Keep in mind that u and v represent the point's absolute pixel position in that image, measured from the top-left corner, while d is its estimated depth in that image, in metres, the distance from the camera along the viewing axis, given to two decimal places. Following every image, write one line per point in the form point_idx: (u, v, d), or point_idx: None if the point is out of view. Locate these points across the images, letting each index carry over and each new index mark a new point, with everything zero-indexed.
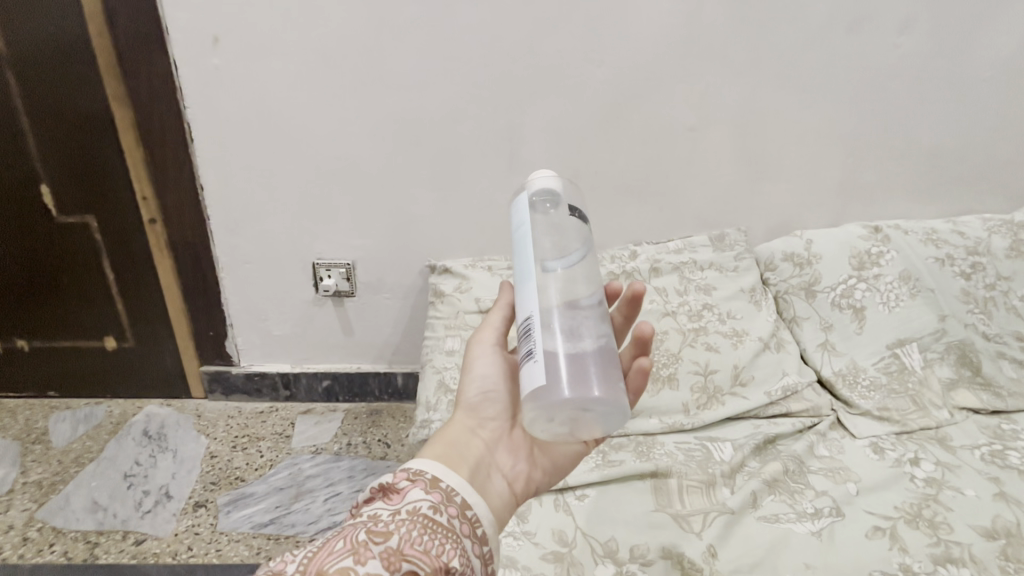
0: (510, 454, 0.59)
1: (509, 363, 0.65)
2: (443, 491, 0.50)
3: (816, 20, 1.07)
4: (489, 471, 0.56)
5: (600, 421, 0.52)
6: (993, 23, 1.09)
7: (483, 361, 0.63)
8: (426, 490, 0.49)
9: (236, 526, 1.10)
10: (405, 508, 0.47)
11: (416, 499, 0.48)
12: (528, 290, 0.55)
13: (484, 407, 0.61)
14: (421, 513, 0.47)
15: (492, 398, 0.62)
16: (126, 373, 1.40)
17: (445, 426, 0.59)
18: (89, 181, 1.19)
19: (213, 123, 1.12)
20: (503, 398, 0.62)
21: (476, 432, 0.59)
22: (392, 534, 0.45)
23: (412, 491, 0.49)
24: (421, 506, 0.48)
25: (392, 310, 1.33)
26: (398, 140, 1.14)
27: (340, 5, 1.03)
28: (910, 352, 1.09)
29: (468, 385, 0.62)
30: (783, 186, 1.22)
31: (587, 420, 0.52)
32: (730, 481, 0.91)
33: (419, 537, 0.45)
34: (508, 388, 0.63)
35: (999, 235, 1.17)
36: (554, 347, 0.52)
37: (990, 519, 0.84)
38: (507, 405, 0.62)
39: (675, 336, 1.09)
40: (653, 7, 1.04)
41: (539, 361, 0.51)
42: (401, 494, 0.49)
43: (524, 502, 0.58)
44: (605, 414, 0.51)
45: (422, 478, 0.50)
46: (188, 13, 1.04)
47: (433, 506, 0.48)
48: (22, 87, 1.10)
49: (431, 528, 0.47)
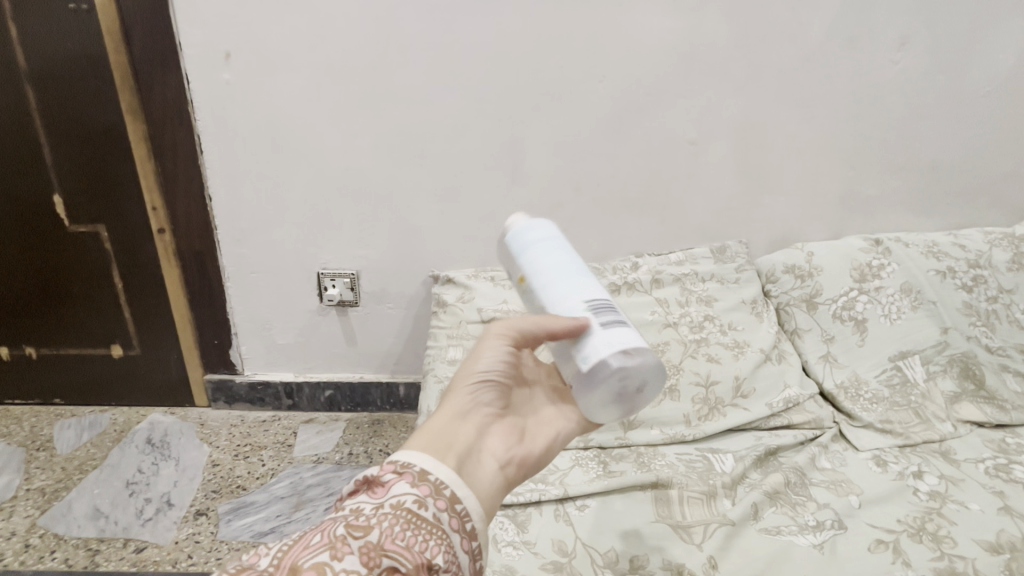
0: (503, 438, 0.59)
1: (517, 354, 0.63)
2: (432, 484, 0.50)
3: (815, 36, 1.08)
4: (480, 454, 0.57)
5: (616, 403, 0.59)
6: (991, 39, 1.10)
7: (490, 347, 0.61)
8: (413, 483, 0.49)
9: (236, 535, 1.09)
10: (388, 502, 0.48)
11: (399, 492, 0.48)
12: (584, 279, 0.60)
13: (482, 392, 0.60)
14: (404, 507, 0.48)
15: (491, 383, 0.61)
16: (131, 382, 1.41)
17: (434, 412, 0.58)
18: (100, 192, 1.21)
19: (223, 136, 1.15)
20: (500, 384, 0.61)
21: (469, 416, 0.58)
22: (372, 529, 0.45)
23: (398, 485, 0.49)
24: (405, 500, 0.48)
25: (395, 319, 1.34)
26: (403, 153, 1.16)
27: (348, 22, 1.06)
28: (912, 364, 1.09)
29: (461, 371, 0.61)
30: (784, 200, 1.22)
31: (632, 397, 0.58)
32: (731, 493, 0.90)
33: (400, 533, 0.46)
34: (506, 377, 0.62)
35: (1000, 248, 1.18)
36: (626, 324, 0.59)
37: (994, 534, 0.83)
38: (503, 393, 0.62)
39: (676, 347, 1.09)
40: (655, 24, 1.07)
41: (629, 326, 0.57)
42: (385, 488, 0.49)
43: (513, 487, 0.58)
44: (643, 394, 0.59)
45: (409, 470, 0.50)
46: (201, 29, 1.07)
47: (417, 499, 0.48)
48: (39, 101, 1.14)
49: (414, 523, 0.47)
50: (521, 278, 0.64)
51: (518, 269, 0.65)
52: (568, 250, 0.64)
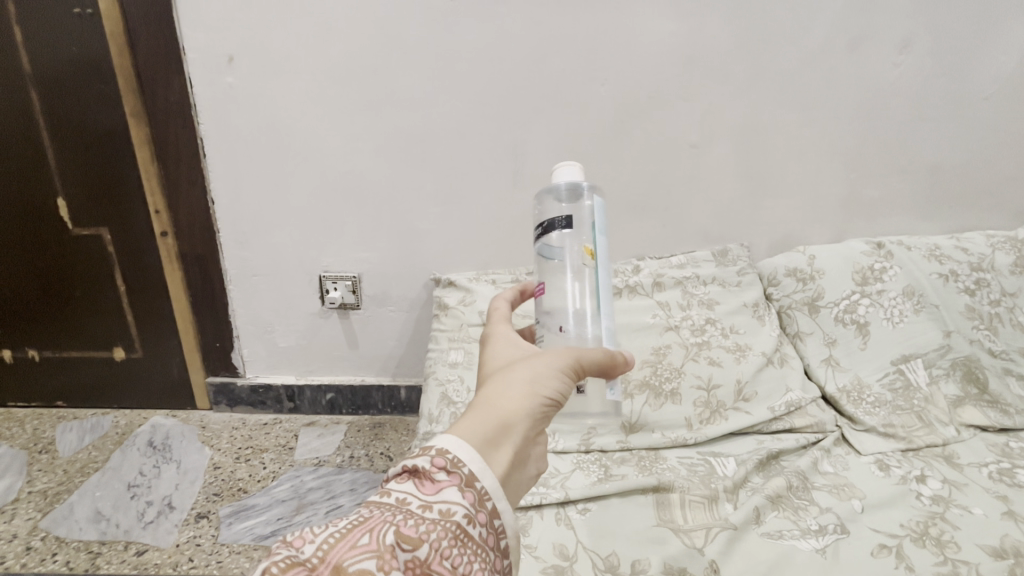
0: (543, 445, 0.56)
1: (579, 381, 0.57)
2: (477, 493, 0.46)
3: (816, 40, 1.09)
4: (525, 464, 0.53)
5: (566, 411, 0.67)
6: (992, 42, 1.10)
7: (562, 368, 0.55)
8: (461, 490, 0.46)
9: (237, 538, 1.08)
10: (438, 508, 0.44)
11: (450, 500, 0.45)
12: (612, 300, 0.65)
13: (546, 408, 0.54)
14: (454, 520, 0.44)
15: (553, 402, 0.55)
16: (133, 384, 1.42)
17: (499, 399, 0.52)
18: (103, 196, 1.21)
19: (225, 139, 1.15)
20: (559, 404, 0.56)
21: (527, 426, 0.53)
22: (421, 543, 0.42)
23: (448, 489, 0.45)
24: (455, 512, 0.45)
25: (397, 322, 1.34)
26: (405, 156, 1.17)
27: (351, 26, 1.07)
28: (915, 368, 1.09)
29: (537, 369, 0.54)
30: (785, 203, 1.22)
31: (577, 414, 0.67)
32: (732, 497, 0.90)
33: (448, 550, 0.43)
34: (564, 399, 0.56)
35: (1003, 251, 1.18)
36: None
37: (999, 538, 0.82)
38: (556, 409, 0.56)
39: (677, 350, 1.09)
40: (656, 28, 1.07)
41: None
42: (436, 488, 0.45)
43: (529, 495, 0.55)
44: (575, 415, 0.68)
45: (459, 471, 0.46)
46: (205, 33, 1.07)
47: (466, 513, 0.45)
48: (43, 105, 1.14)
49: (461, 541, 0.44)
50: (588, 251, 0.62)
51: (582, 238, 0.62)
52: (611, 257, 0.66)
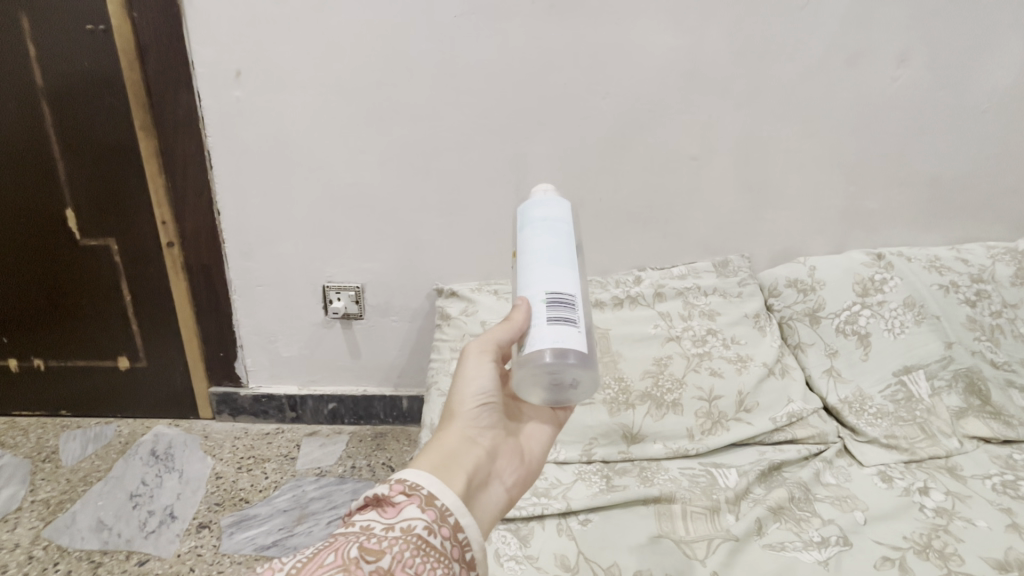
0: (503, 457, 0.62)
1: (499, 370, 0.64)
2: (437, 510, 0.50)
3: (815, 54, 1.10)
4: (485, 475, 0.58)
5: (553, 393, 0.60)
6: (990, 56, 1.12)
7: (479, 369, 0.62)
8: (421, 507, 0.50)
9: (237, 548, 1.09)
10: (398, 524, 0.48)
11: (410, 516, 0.49)
12: (556, 270, 0.60)
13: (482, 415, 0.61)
14: (415, 532, 0.48)
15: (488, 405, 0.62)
16: (137, 394, 1.42)
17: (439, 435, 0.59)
18: (110, 207, 1.23)
19: (232, 152, 1.17)
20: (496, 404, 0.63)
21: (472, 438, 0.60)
22: (384, 553, 0.45)
23: (408, 507, 0.49)
24: (415, 525, 0.48)
25: (399, 332, 1.34)
26: (408, 168, 1.18)
27: (356, 41, 1.08)
28: (917, 379, 1.09)
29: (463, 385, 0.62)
30: (786, 215, 1.23)
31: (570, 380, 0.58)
32: (734, 508, 0.90)
33: (411, 559, 0.46)
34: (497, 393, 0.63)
35: (1004, 263, 1.18)
36: (577, 319, 0.58)
37: (1002, 552, 0.82)
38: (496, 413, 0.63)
39: (679, 360, 1.09)
40: (656, 43, 1.09)
41: (572, 328, 0.57)
42: (396, 508, 0.49)
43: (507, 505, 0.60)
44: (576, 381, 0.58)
45: (417, 493, 0.51)
46: (213, 48, 1.09)
47: (427, 526, 0.49)
48: (53, 118, 1.16)
49: (424, 550, 0.47)
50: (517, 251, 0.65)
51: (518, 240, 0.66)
52: (557, 236, 0.63)
